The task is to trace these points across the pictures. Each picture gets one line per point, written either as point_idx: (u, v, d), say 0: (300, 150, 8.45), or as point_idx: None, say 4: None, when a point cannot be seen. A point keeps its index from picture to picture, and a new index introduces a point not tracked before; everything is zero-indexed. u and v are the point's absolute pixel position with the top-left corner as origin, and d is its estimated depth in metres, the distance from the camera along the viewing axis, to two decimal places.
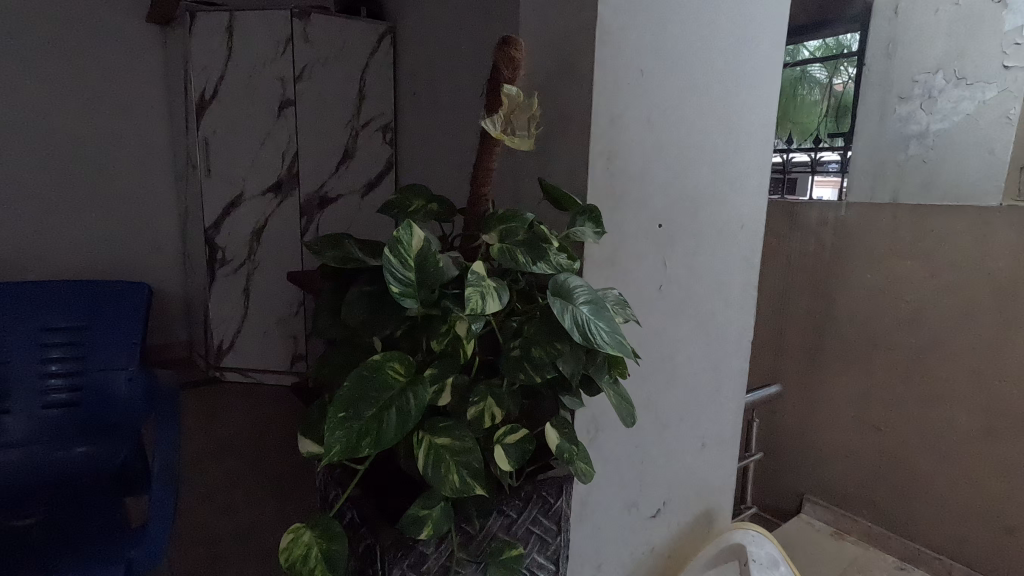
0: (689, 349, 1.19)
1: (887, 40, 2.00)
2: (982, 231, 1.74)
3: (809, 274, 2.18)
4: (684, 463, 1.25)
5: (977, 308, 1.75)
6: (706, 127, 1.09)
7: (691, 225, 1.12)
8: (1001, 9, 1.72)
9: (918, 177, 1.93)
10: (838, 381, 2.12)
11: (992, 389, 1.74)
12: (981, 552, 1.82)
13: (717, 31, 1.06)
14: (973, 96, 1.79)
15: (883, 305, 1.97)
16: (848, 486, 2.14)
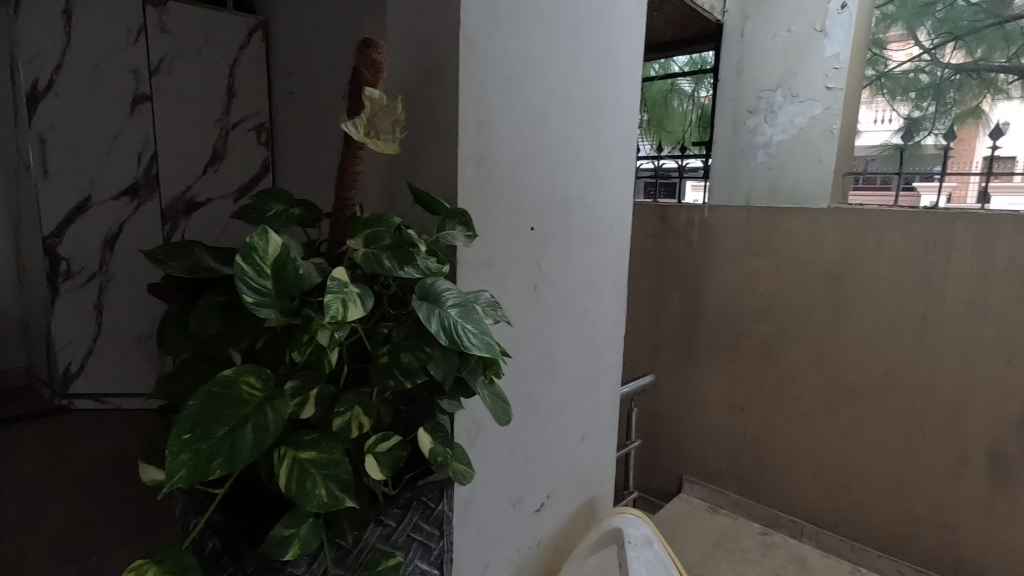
0: (565, 348, 1.24)
1: (736, 59, 2.20)
2: (815, 229, 1.99)
3: (679, 271, 2.37)
4: (566, 455, 1.30)
5: (815, 296, 2.01)
6: (573, 133, 1.15)
7: (563, 228, 1.17)
8: (822, 37, 1.98)
9: (765, 183, 2.16)
10: (708, 368, 2.32)
11: (829, 367, 2.00)
12: (826, 511, 2.07)
13: (579, 44, 1.12)
14: (805, 111, 2.05)
15: (742, 297, 2.19)
16: (718, 464, 2.34)
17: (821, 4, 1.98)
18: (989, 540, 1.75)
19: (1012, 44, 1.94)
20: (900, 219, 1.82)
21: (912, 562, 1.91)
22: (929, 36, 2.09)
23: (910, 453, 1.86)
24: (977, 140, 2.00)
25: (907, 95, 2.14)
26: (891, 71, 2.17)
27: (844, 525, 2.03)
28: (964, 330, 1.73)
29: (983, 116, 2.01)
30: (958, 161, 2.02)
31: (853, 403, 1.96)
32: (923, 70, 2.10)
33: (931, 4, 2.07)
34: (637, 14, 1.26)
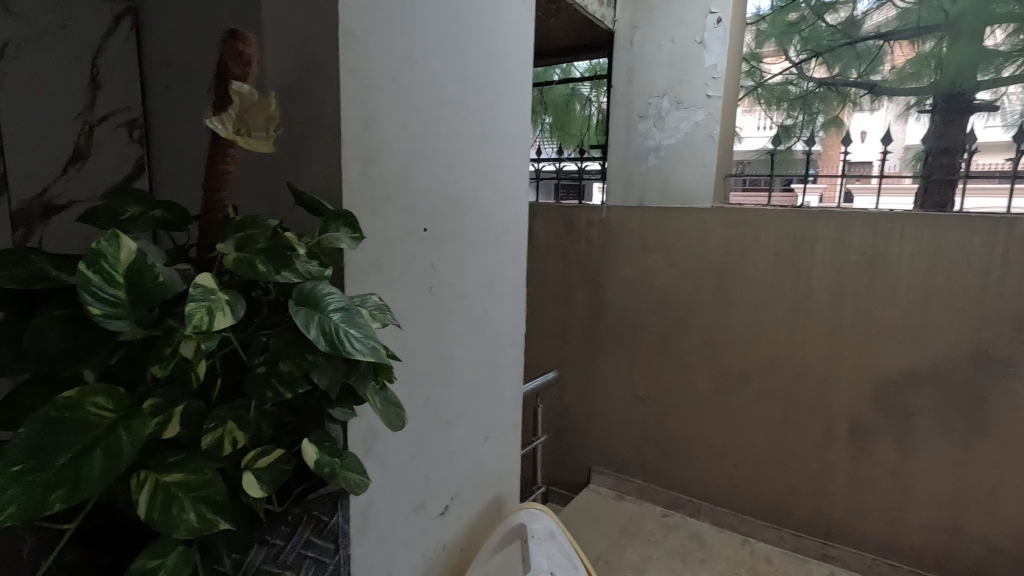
0: (464, 349, 1.24)
1: (627, 67, 2.29)
2: (701, 228, 2.13)
3: (582, 269, 2.45)
4: (470, 456, 1.30)
5: (703, 290, 2.15)
6: (465, 133, 1.15)
7: (458, 229, 1.17)
8: (702, 49, 2.11)
9: (657, 184, 2.27)
10: (611, 362, 2.42)
11: (717, 355, 2.15)
12: (719, 489, 2.22)
13: (465, 46, 1.12)
14: (689, 117, 2.17)
15: (640, 293, 2.30)
16: (622, 453, 2.45)
17: (699, 18, 2.11)
18: (853, 503, 1.96)
19: (862, 60, 2.19)
20: (772, 217, 2.00)
21: (792, 529, 2.09)
22: (797, 52, 2.32)
23: (787, 430, 2.05)
24: (838, 147, 2.25)
25: (778, 105, 2.37)
26: (766, 82, 2.39)
27: (736, 500, 2.19)
28: (827, 317, 1.93)
29: (843, 126, 2.24)
30: (825, 165, 2.26)
31: (739, 387, 2.12)
32: (792, 83, 2.34)
33: (796, 25, 2.30)
34: (525, 18, 1.29)
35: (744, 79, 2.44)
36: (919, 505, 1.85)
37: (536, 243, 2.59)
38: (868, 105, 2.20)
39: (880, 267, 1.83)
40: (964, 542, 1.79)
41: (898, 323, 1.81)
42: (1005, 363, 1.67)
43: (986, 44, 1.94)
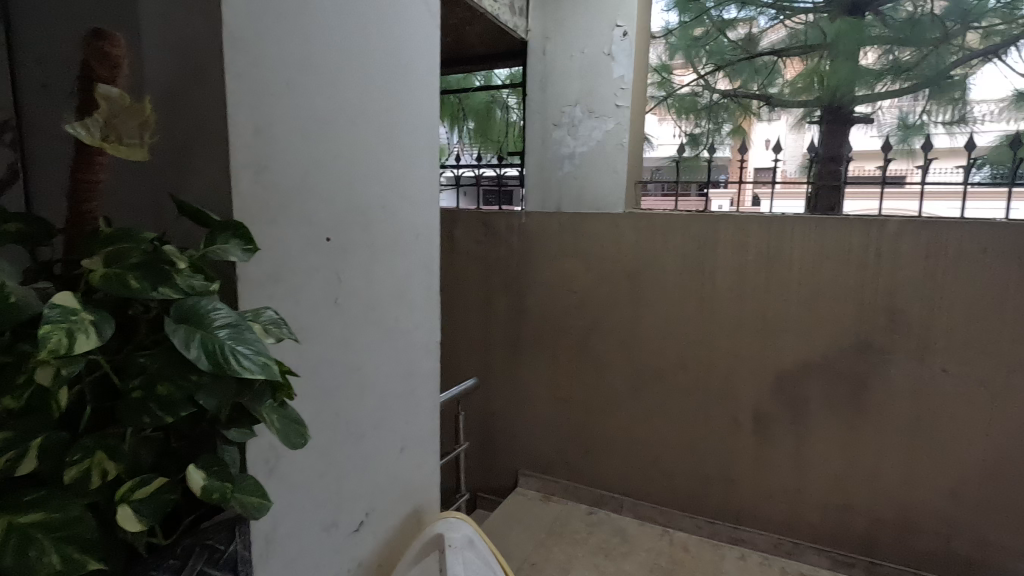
0: (376, 360, 1.22)
1: (541, 76, 2.33)
2: (615, 232, 2.21)
3: (503, 275, 2.47)
4: (385, 469, 1.27)
5: (619, 292, 2.23)
6: (368, 140, 1.13)
7: (364, 238, 1.15)
8: (610, 60, 2.19)
9: (572, 191, 2.33)
10: (534, 365, 2.45)
11: (633, 353, 2.24)
12: (640, 483, 2.30)
13: (366, 53, 1.10)
14: (601, 126, 2.25)
15: (559, 296, 2.35)
16: (548, 454, 2.48)
17: (607, 31, 2.18)
18: (759, 488, 2.09)
19: (760, 74, 2.40)
20: (679, 221, 2.10)
21: (706, 516, 2.20)
22: (704, 65, 2.48)
23: (699, 422, 2.16)
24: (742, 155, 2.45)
25: (688, 115, 2.56)
26: (676, 92, 2.56)
27: (655, 493, 2.28)
28: (730, 314, 2.05)
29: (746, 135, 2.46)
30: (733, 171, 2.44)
31: (654, 384, 2.21)
32: (699, 94, 2.51)
33: (700, 39, 2.43)
34: (430, 26, 1.30)
35: (657, 89, 2.60)
36: (816, 485, 2.00)
37: (457, 250, 2.58)
38: (767, 115, 2.44)
39: (775, 266, 1.97)
40: (854, 516, 1.96)
41: (791, 318, 1.96)
42: (881, 350, 1.85)
43: (861, 63, 2.10)
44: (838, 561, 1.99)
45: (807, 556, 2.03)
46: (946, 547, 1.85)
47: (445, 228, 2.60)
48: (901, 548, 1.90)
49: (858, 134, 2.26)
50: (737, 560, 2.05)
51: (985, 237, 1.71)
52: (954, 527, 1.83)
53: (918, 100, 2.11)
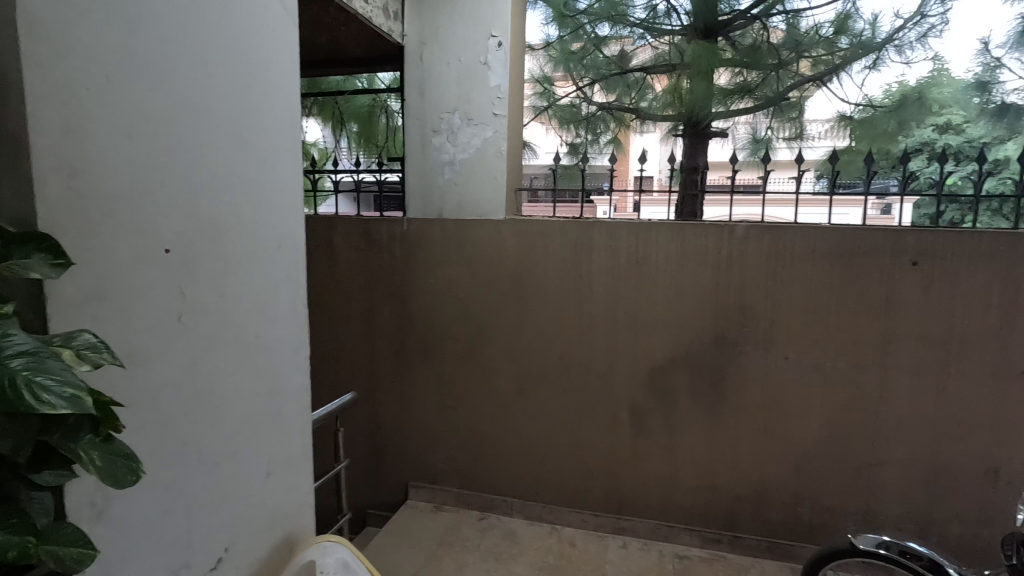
0: (232, 381, 1.12)
1: (419, 82, 2.30)
2: (496, 238, 2.25)
3: (386, 283, 2.41)
4: (248, 496, 1.18)
5: (502, 297, 2.27)
6: (214, 143, 1.05)
7: (212, 249, 1.06)
8: (486, 69, 2.22)
9: (453, 198, 2.31)
10: (421, 374, 2.42)
11: (518, 357, 2.28)
12: (529, 483, 2.34)
13: (208, 49, 1.02)
14: (480, 134, 2.26)
15: (443, 303, 2.34)
16: (438, 464, 2.45)
17: (482, 40, 2.21)
18: (637, 478, 2.22)
19: (632, 89, 2.57)
20: (557, 227, 2.18)
21: (590, 510, 2.29)
22: (581, 78, 2.63)
23: (581, 420, 2.25)
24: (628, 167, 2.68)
25: (569, 126, 2.69)
26: (557, 103, 2.68)
27: (542, 492, 2.33)
28: (605, 315, 2.16)
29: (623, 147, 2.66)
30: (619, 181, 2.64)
31: (538, 385, 2.27)
32: (577, 105, 2.67)
33: (578, 53, 2.56)
34: (285, 26, 1.23)
35: (539, 98, 2.70)
36: (685, 470, 2.16)
37: (336, 258, 2.47)
38: (641, 128, 2.63)
39: (644, 269, 2.11)
40: (718, 495, 2.14)
41: (659, 316, 2.11)
42: (735, 343, 2.05)
43: (717, 82, 2.31)
44: (706, 539, 2.16)
45: (681, 538, 2.18)
46: (794, 515, 2.07)
47: (323, 235, 2.48)
48: (757, 521, 2.11)
49: (716, 147, 2.54)
50: (619, 549, 2.15)
51: (813, 239, 1.94)
52: (798, 497, 2.06)
53: (761, 119, 2.39)
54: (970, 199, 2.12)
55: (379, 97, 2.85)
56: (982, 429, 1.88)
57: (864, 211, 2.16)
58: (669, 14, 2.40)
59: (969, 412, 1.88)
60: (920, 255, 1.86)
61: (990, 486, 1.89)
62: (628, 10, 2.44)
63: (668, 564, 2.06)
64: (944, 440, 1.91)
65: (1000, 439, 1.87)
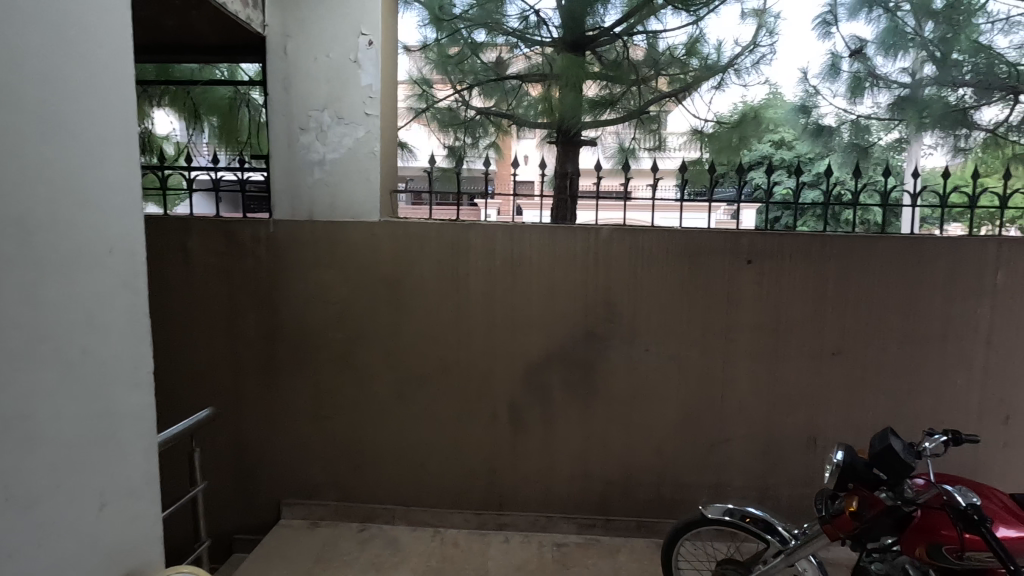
0: (52, 403, 0.98)
1: (284, 76, 2.17)
2: (371, 241, 2.19)
3: (250, 290, 2.25)
4: (74, 532, 1.04)
5: (378, 301, 2.22)
6: (21, 131, 0.91)
7: (22, 252, 0.92)
8: (356, 67, 2.15)
9: (324, 199, 2.21)
10: (294, 384, 2.29)
11: (397, 361, 2.25)
12: (411, 489, 2.32)
13: (10, 22, 0.89)
14: (351, 133, 2.18)
15: (314, 309, 2.24)
16: (314, 478, 2.33)
17: (352, 37, 2.14)
18: (517, 473, 2.28)
19: (510, 96, 2.63)
20: (433, 229, 2.18)
21: (473, 509, 2.31)
22: (459, 82, 2.63)
23: (462, 421, 2.27)
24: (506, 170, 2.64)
25: (448, 128, 2.69)
26: (437, 104, 2.67)
27: (425, 496, 2.32)
28: (482, 316, 2.20)
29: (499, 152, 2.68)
30: (500, 184, 2.61)
31: (418, 389, 2.26)
32: (458, 108, 2.66)
33: (455, 58, 2.57)
34: (114, 6, 1.11)
35: (419, 101, 2.68)
36: (562, 461, 2.27)
37: (192, 263, 2.26)
38: (519, 134, 2.68)
39: (518, 270, 2.18)
40: (591, 482, 2.27)
41: (533, 315, 2.19)
42: (602, 338, 2.19)
43: (586, 94, 2.48)
44: (582, 525, 2.27)
45: (559, 526, 2.28)
46: (657, 494, 2.26)
47: (175, 238, 2.25)
48: (626, 503, 2.27)
49: (588, 153, 2.69)
50: (501, 544, 2.20)
51: (667, 241, 2.14)
52: (661, 476, 2.25)
53: (630, 129, 2.55)
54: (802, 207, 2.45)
55: (242, 90, 2.64)
56: (806, 403, 2.19)
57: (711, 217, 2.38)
58: (540, 26, 2.50)
59: (793, 389, 2.18)
60: (753, 254, 2.13)
61: (810, 452, 2.21)
62: (503, 19, 2.52)
63: (547, 553, 2.14)
64: (776, 415, 2.20)
65: (819, 411, 2.19)
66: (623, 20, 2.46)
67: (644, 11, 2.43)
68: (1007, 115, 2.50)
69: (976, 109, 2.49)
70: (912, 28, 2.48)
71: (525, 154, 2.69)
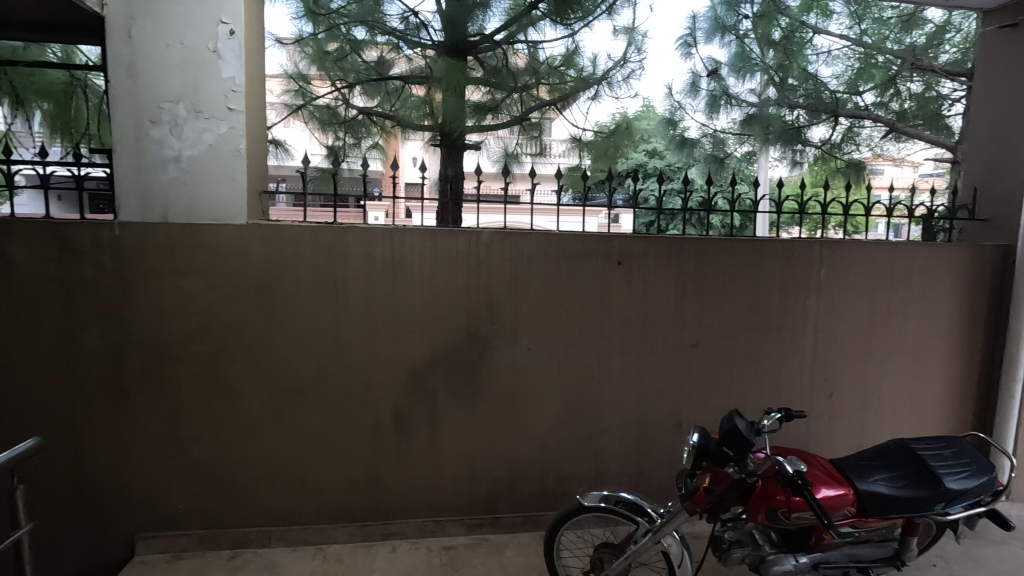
0: None
1: (128, 61, 1.94)
2: (237, 245, 2.04)
3: (92, 301, 1.99)
4: None
5: (247, 309, 2.07)
6: None
7: None
8: (216, 58, 1.99)
9: (181, 199, 2.01)
10: (148, 404, 2.06)
11: (270, 373, 2.12)
12: (289, 507, 2.19)
13: None
14: (211, 129, 2.01)
15: (172, 320, 2.04)
16: (175, 506, 2.12)
17: (210, 25, 1.98)
18: (403, 480, 2.25)
19: (392, 97, 2.58)
20: (307, 233, 2.08)
21: (357, 522, 2.23)
22: (341, 82, 2.54)
23: (343, 431, 2.18)
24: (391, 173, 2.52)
25: (327, 128, 2.59)
26: (315, 102, 2.56)
27: (305, 513, 2.20)
28: (362, 322, 2.14)
29: (384, 153, 2.62)
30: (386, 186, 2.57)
31: (295, 400, 2.14)
32: (339, 107, 2.58)
33: (333, 54, 2.48)
34: None
35: (295, 98, 2.55)
36: (449, 464, 2.26)
37: (15, 272, 1.95)
38: (405, 136, 2.62)
39: (399, 274, 2.14)
40: (478, 482, 2.29)
41: (416, 319, 2.17)
42: (485, 340, 2.22)
43: (471, 98, 2.51)
44: (470, 525, 2.29)
45: (447, 529, 2.27)
46: (542, 488, 2.34)
47: None
48: (513, 500, 2.32)
49: (472, 157, 2.71)
50: (388, 554, 2.15)
51: (545, 244, 2.22)
52: (545, 470, 2.33)
53: (512, 134, 2.62)
54: (671, 211, 2.61)
55: (77, 75, 2.34)
56: (671, 392, 2.38)
57: (596, 220, 2.53)
58: (420, 28, 2.49)
59: (660, 380, 2.37)
60: (623, 256, 2.28)
61: (676, 437, 2.41)
62: (384, 18, 2.47)
63: (435, 558, 2.13)
64: (646, 404, 2.37)
65: (682, 399, 2.39)
66: (504, 27, 2.50)
67: (524, 21, 2.47)
68: (831, 134, 2.93)
69: (807, 127, 2.88)
70: (757, 55, 2.82)
71: (413, 156, 2.67)
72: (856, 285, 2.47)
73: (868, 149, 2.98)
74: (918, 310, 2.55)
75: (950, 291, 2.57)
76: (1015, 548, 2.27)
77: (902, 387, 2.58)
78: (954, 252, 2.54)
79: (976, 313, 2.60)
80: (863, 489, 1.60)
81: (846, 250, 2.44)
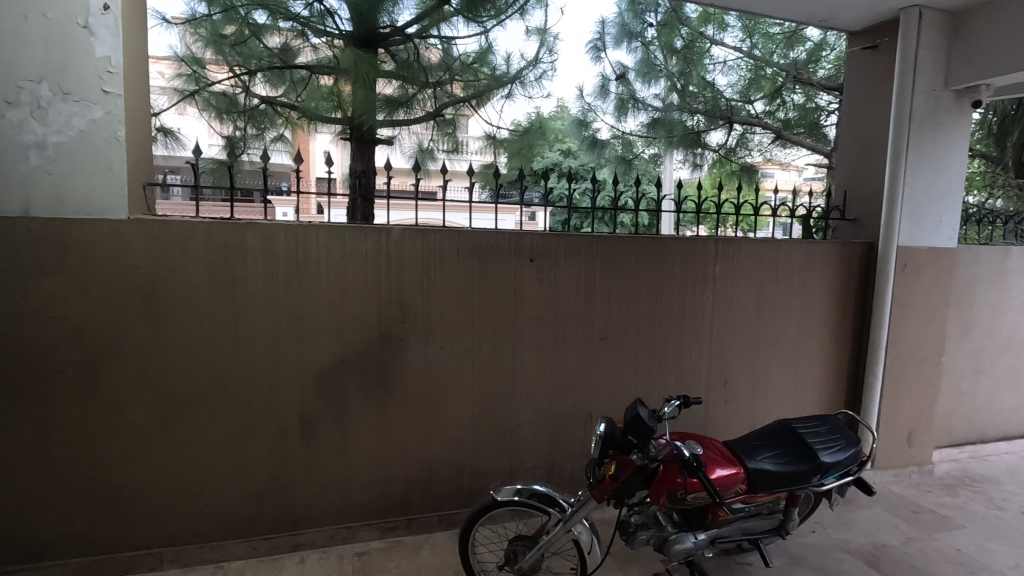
0: None
1: None
2: (116, 242, 1.85)
3: None
4: None
5: (130, 312, 1.89)
6: None
7: None
8: (88, 35, 1.79)
9: (46, 191, 1.79)
10: (9, 422, 1.82)
11: (159, 382, 1.95)
12: (183, 525, 2.03)
13: None
14: (82, 113, 1.81)
15: (37, 327, 1.81)
16: (45, 534, 1.90)
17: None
18: (311, 488, 2.15)
19: (299, 87, 2.46)
20: (200, 230, 1.93)
21: (261, 535, 2.12)
22: (238, 67, 2.43)
23: (243, 440, 2.06)
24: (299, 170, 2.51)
25: (227, 116, 2.48)
26: (211, 88, 2.44)
27: (201, 531, 2.05)
28: (264, 323, 2.03)
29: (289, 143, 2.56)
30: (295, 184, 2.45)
31: (188, 410, 1.99)
32: (239, 94, 2.47)
33: (230, 38, 2.36)
34: None
35: (188, 82, 2.43)
36: (360, 468, 2.20)
37: None
38: (314, 129, 2.51)
39: (304, 273, 2.05)
40: (392, 485, 2.24)
41: (322, 320, 2.08)
42: (397, 339, 2.18)
43: (381, 91, 2.42)
44: (384, 529, 2.25)
45: (359, 535, 2.21)
46: (457, 486, 2.33)
47: None
48: (427, 500, 2.30)
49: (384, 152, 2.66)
50: (296, 565, 2.05)
51: (457, 241, 2.21)
52: (460, 468, 2.33)
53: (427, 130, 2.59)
54: (584, 210, 2.65)
55: None
56: (582, 384, 2.46)
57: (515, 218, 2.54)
58: (326, 16, 2.32)
59: (571, 374, 2.44)
60: (534, 253, 2.32)
61: (587, 428, 2.49)
62: (286, 3, 2.29)
63: (347, 565, 2.06)
64: (558, 398, 2.43)
65: (592, 391, 2.48)
66: (416, 20, 2.41)
67: (436, 16, 2.39)
68: (727, 139, 3.13)
69: (706, 132, 3.06)
70: (661, 62, 2.99)
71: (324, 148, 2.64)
72: (746, 279, 2.68)
73: (759, 153, 3.23)
74: (799, 302, 2.81)
75: (825, 284, 2.85)
76: (878, 511, 2.57)
77: (786, 372, 2.84)
78: (828, 249, 2.82)
79: (846, 304, 2.90)
80: (752, 468, 1.73)
81: (738, 247, 2.64)
